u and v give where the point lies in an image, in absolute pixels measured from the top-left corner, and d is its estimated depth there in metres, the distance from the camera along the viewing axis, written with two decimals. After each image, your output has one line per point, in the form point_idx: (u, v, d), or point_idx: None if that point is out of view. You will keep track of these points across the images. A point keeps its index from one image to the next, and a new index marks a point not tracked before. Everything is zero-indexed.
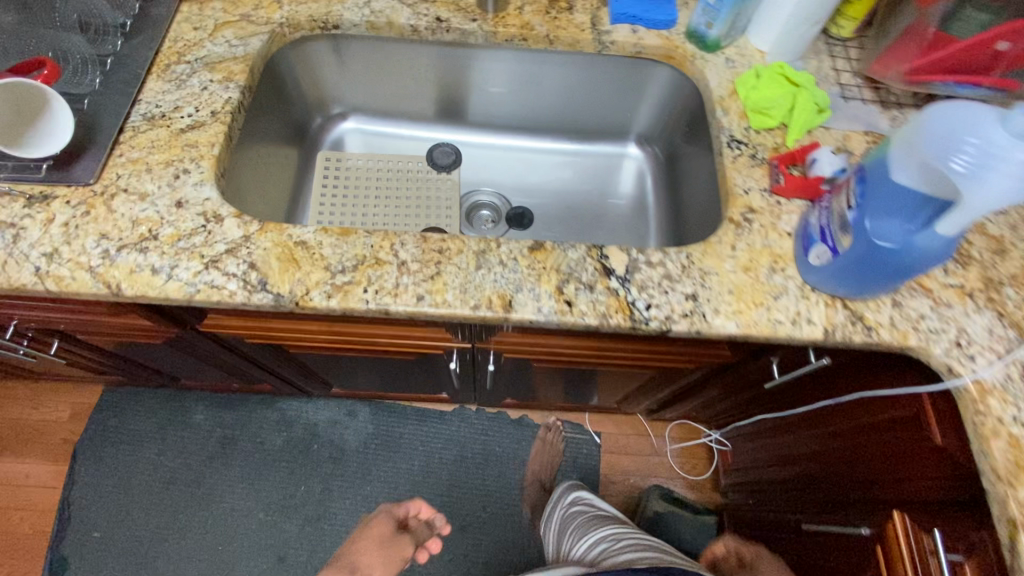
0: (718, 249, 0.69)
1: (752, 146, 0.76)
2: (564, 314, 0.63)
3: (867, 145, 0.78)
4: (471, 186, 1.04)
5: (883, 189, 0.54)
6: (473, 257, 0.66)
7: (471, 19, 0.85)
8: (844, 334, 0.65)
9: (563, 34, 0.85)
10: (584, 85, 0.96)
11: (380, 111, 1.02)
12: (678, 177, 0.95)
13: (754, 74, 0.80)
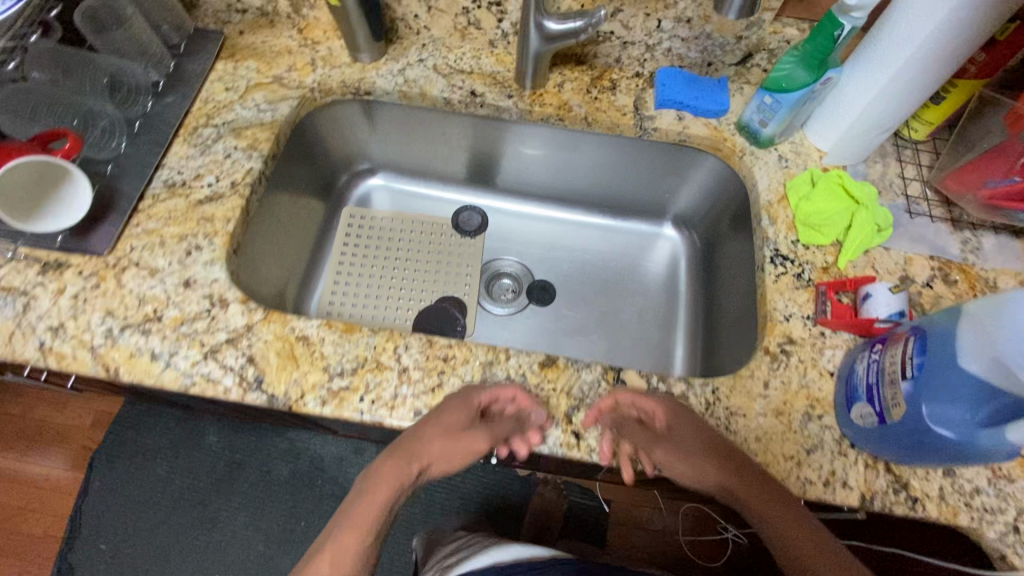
0: (749, 385, 0.62)
1: (799, 263, 0.69)
2: (569, 447, 0.58)
3: (931, 271, 0.70)
4: (495, 254, 0.99)
5: (945, 372, 0.47)
6: (479, 369, 0.62)
7: (507, 95, 0.81)
8: (886, 502, 0.57)
9: (602, 117, 0.80)
10: (622, 162, 0.90)
11: (410, 169, 1.00)
12: (715, 269, 0.88)
13: (809, 181, 0.73)
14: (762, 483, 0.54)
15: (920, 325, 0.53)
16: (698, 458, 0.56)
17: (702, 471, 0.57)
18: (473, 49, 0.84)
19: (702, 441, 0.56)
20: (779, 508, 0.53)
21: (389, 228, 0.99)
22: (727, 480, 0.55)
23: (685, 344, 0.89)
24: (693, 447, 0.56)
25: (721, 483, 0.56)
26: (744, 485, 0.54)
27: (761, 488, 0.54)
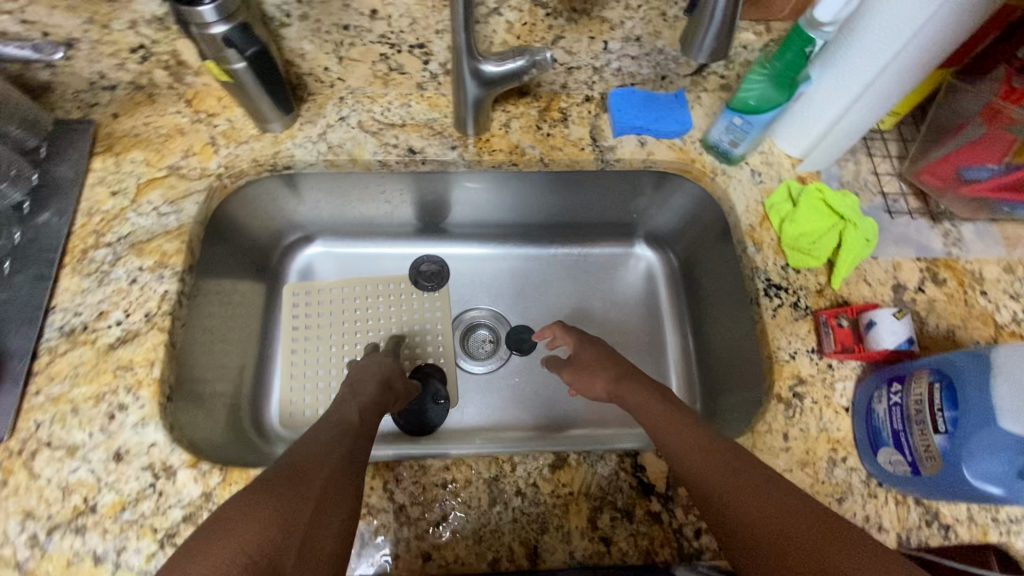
0: (768, 439, 0.59)
1: (793, 291, 0.66)
2: (601, 558, 0.53)
3: (921, 274, 0.67)
4: (463, 307, 0.91)
5: (985, 432, 0.44)
6: (486, 487, 0.55)
7: (449, 145, 0.72)
8: (922, 538, 0.55)
9: (559, 155, 0.72)
10: (582, 191, 0.83)
11: (351, 230, 0.89)
12: (698, 289, 0.83)
13: (789, 199, 0.69)
14: (624, 372, 0.65)
15: (943, 368, 0.50)
16: (591, 378, 0.68)
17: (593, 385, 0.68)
18: (400, 97, 0.73)
19: (601, 354, 0.70)
20: (632, 386, 0.62)
21: (340, 299, 0.89)
22: (610, 387, 0.65)
23: (680, 372, 0.85)
24: (587, 360, 0.69)
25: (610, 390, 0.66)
26: (624, 386, 0.63)
27: (636, 387, 0.62)
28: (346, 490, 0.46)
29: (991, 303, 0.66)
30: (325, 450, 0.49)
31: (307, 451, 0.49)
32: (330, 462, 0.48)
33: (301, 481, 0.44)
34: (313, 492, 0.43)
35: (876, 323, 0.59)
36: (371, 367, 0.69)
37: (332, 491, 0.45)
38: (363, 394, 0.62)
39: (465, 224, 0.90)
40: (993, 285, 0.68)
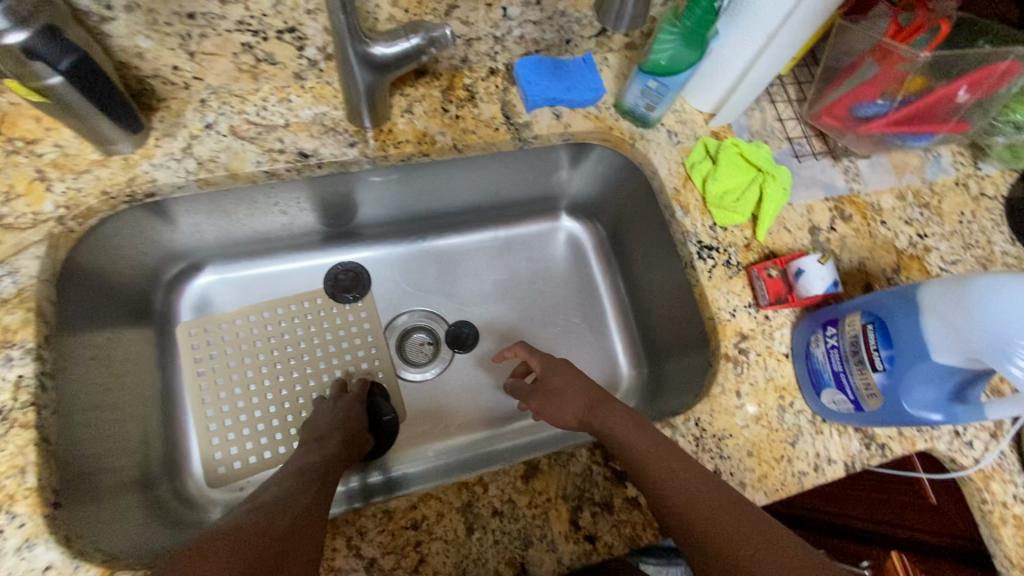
0: (724, 400, 0.60)
1: (724, 250, 0.66)
2: (588, 556, 0.52)
3: (831, 213, 0.71)
4: (392, 313, 0.84)
5: (919, 366, 0.48)
6: (460, 516, 0.52)
7: (345, 142, 0.62)
8: (864, 460, 0.60)
9: (473, 138, 0.65)
10: (500, 172, 0.77)
11: (246, 249, 0.77)
12: (629, 256, 0.83)
13: (708, 159, 0.69)
14: (599, 396, 0.59)
15: (877, 309, 0.53)
16: (562, 407, 0.60)
17: (564, 413, 0.60)
18: (276, 91, 0.63)
19: (572, 379, 0.62)
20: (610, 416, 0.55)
21: (248, 330, 0.78)
22: (582, 417, 0.58)
23: (623, 340, 0.85)
24: (560, 382, 0.62)
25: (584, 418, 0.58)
26: (603, 416, 0.56)
27: (620, 412, 0.55)
28: (314, 528, 0.46)
29: (890, 230, 0.72)
30: (295, 492, 0.49)
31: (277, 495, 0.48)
32: (299, 504, 0.47)
33: (269, 518, 0.44)
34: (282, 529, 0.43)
35: (803, 272, 0.61)
36: (334, 422, 0.64)
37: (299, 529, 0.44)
38: (327, 447, 0.59)
39: (377, 223, 0.82)
40: (889, 214, 0.73)
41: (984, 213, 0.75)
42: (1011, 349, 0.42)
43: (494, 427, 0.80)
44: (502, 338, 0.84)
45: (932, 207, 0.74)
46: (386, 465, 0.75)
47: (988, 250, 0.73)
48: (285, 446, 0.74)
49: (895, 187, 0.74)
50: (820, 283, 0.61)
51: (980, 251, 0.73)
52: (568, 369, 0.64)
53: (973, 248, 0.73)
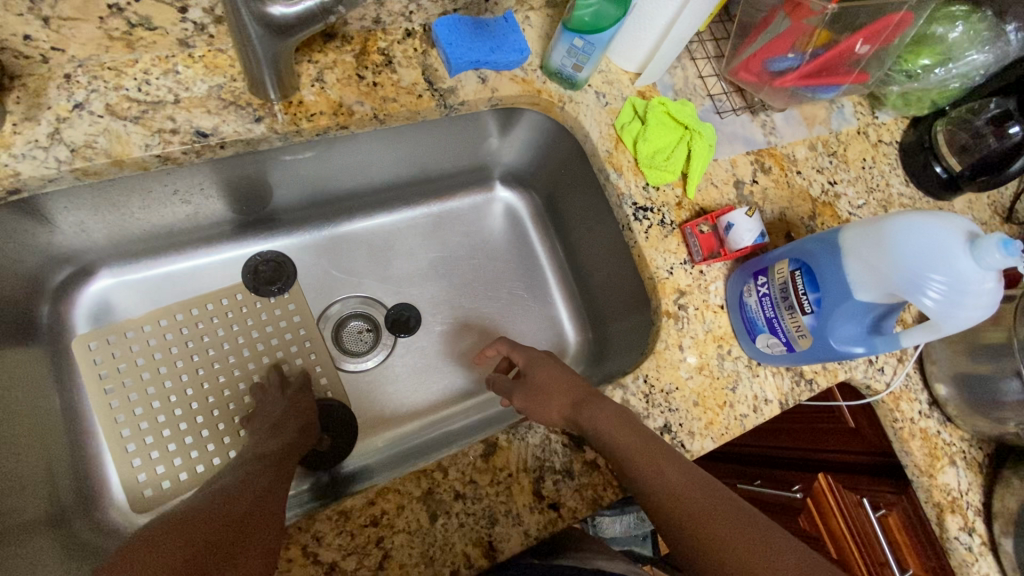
0: (669, 355, 0.62)
1: (657, 209, 0.67)
2: (554, 525, 0.52)
3: (753, 166, 0.74)
4: (325, 303, 0.79)
5: (843, 305, 0.51)
6: (422, 505, 0.50)
7: (250, 117, 0.56)
8: (796, 396, 0.65)
9: (394, 107, 0.61)
10: (427, 144, 0.73)
11: (146, 246, 0.69)
12: (565, 223, 0.83)
13: (638, 120, 0.68)
14: (584, 395, 0.56)
15: (802, 255, 0.56)
16: (547, 403, 0.57)
17: (546, 410, 0.56)
18: (159, 61, 0.55)
19: (559, 380, 0.60)
20: (599, 411, 0.54)
21: (162, 336, 0.70)
22: (567, 416, 0.56)
23: (565, 306, 0.85)
24: (549, 382, 0.60)
25: (569, 417, 0.55)
26: (591, 411, 0.54)
27: (606, 414, 0.53)
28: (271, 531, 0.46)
29: (804, 179, 0.76)
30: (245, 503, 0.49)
31: (225, 495, 0.50)
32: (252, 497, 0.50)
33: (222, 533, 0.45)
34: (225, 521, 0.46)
35: (732, 225, 0.64)
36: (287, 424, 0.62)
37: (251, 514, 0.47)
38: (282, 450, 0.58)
39: (297, 206, 0.75)
40: (803, 164, 0.77)
41: (881, 157, 0.82)
42: (923, 281, 0.46)
43: (437, 410, 0.78)
44: (444, 318, 0.82)
45: (839, 155, 0.79)
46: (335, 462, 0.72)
47: (887, 193, 0.79)
48: (220, 456, 0.68)
49: (806, 138, 0.78)
50: (748, 236, 0.63)
51: (880, 194, 0.79)
52: (556, 373, 0.62)
53: (874, 191, 0.79)
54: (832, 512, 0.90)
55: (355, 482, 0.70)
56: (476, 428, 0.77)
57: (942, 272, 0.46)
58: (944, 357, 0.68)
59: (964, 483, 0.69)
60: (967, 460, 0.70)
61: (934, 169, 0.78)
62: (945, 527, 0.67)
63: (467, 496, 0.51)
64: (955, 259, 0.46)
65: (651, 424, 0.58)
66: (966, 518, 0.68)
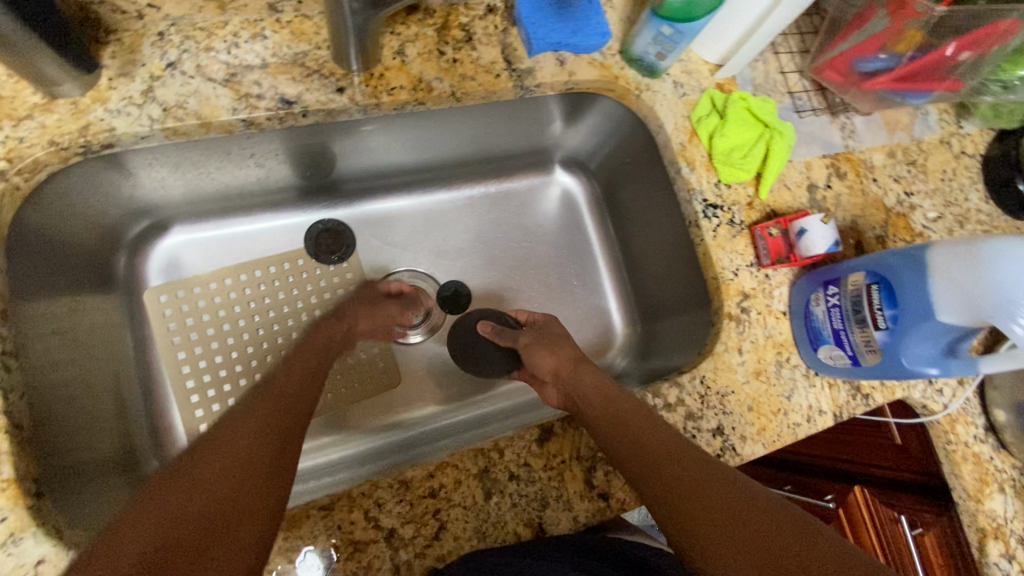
0: (726, 358, 0.61)
1: (728, 208, 0.66)
2: (602, 513, 0.53)
3: (828, 171, 0.71)
4: (379, 271, 0.80)
5: (922, 325, 0.50)
6: (478, 482, 0.51)
7: (332, 86, 0.56)
8: (850, 409, 0.64)
9: (472, 85, 0.60)
10: (491, 123, 0.73)
11: (216, 206, 0.70)
12: (624, 213, 0.82)
13: (715, 114, 0.66)
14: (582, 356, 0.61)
15: (881, 269, 0.54)
16: (544, 354, 0.62)
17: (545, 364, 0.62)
18: (248, 24, 0.55)
19: (562, 335, 0.66)
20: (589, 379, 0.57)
21: (225, 295, 0.72)
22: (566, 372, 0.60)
23: (614, 297, 0.85)
24: (552, 333, 0.66)
25: (556, 373, 0.61)
26: (574, 375, 0.58)
27: (591, 373, 0.58)
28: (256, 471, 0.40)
29: (880, 188, 0.73)
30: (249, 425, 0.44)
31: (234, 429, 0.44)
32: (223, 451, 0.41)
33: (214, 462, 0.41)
34: (195, 518, 0.36)
35: (806, 230, 0.62)
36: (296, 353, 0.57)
37: (239, 504, 0.38)
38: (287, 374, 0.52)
39: (359, 175, 0.76)
40: (880, 171, 0.74)
41: (962, 169, 0.78)
42: (1014, 310, 0.45)
43: (479, 390, 0.79)
44: (494, 299, 0.83)
45: (918, 165, 0.76)
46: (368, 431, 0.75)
47: (965, 209, 0.76)
48: None
49: (886, 144, 0.75)
50: (820, 242, 0.62)
51: (957, 209, 0.76)
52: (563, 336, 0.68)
53: (951, 205, 0.76)
54: (864, 525, 0.89)
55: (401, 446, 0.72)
56: (520, 409, 0.77)
57: None
58: (1008, 383, 0.66)
59: (1013, 512, 0.67)
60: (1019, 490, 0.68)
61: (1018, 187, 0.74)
62: (986, 552, 0.66)
63: (522, 479, 0.52)
64: None
65: (703, 424, 0.59)
66: (1010, 546, 0.66)
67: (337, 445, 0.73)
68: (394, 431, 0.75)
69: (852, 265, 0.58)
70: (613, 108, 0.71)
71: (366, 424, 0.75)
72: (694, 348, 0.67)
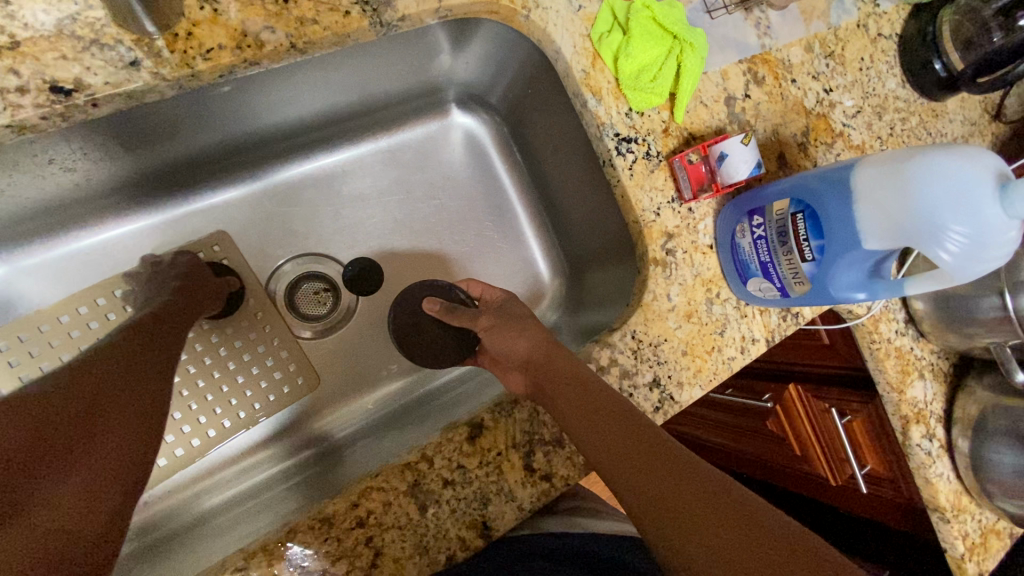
0: (655, 305, 0.58)
1: (643, 139, 0.59)
2: (547, 495, 0.51)
3: (745, 79, 0.65)
4: (269, 265, 0.71)
5: (849, 252, 0.47)
6: (409, 498, 0.47)
7: (123, 58, 0.43)
8: (783, 332, 0.63)
9: (316, 31, 0.48)
10: (362, 66, 0.61)
11: (43, 223, 0.58)
12: (536, 151, 0.73)
13: (619, 30, 0.57)
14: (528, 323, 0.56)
15: (806, 195, 0.50)
16: (514, 336, 0.55)
17: (512, 342, 0.55)
18: None
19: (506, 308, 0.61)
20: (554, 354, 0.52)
21: (84, 326, 0.60)
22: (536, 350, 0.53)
23: (538, 246, 0.79)
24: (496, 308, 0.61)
25: (526, 360, 0.53)
26: (547, 362, 0.51)
27: (563, 360, 0.51)
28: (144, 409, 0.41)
29: (799, 89, 0.67)
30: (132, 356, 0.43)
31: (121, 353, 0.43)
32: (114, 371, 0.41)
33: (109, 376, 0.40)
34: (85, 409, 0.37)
35: (726, 154, 0.56)
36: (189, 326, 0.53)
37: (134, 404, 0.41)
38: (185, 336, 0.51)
39: (214, 150, 0.64)
40: (798, 69, 0.68)
41: (881, 53, 0.73)
42: (941, 233, 0.42)
43: (407, 373, 0.74)
44: (408, 268, 0.75)
45: (837, 55, 0.70)
46: (294, 440, 0.70)
47: (882, 97, 0.72)
48: (183, 447, 0.63)
49: (803, 37, 0.69)
50: (741, 166, 0.56)
51: (876, 99, 0.72)
52: (502, 301, 0.62)
53: (870, 96, 0.71)
54: (799, 416, 0.94)
55: (322, 455, 0.68)
56: (449, 391, 0.74)
57: (964, 223, 0.41)
58: None
59: (930, 394, 0.71)
60: (934, 372, 0.72)
61: (934, 67, 0.70)
62: (909, 436, 0.71)
63: (458, 483, 0.49)
64: (983, 207, 0.41)
65: (639, 379, 0.56)
66: (928, 426, 0.71)
67: (249, 469, 0.68)
68: (314, 441, 0.71)
69: (776, 187, 0.54)
70: (498, 34, 0.60)
71: (282, 440, 0.70)
72: (623, 299, 0.63)
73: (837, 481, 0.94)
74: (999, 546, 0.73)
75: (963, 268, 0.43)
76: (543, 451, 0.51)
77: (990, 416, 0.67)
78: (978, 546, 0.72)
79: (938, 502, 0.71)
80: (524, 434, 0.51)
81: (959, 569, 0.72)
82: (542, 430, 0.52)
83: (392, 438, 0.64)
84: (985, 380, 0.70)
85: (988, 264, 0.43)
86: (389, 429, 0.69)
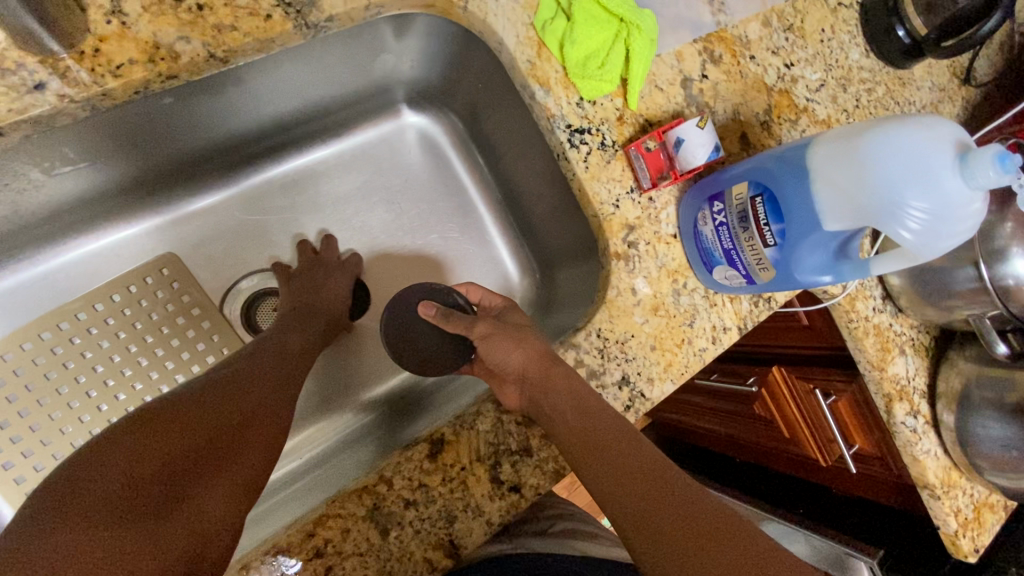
0: (619, 301, 0.56)
1: (597, 129, 0.57)
2: (517, 507, 0.49)
3: (702, 59, 0.62)
4: (228, 283, 0.69)
5: (810, 235, 0.45)
6: (369, 523, 0.45)
7: (26, 82, 0.40)
8: (755, 318, 0.60)
9: (235, 38, 0.45)
10: (302, 71, 0.58)
11: None
12: (493, 147, 0.70)
13: (563, 17, 0.55)
14: (488, 327, 0.54)
15: (764, 178, 0.48)
16: (509, 348, 0.52)
17: (505, 353, 0.52)
18: None
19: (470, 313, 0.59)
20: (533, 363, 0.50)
21: (30, 362, 0.57)
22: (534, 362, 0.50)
23: (504, 245, 0.76)
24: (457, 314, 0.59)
25: (522, 373, 0.50)
26: (543, 377, 0.48)
27: (563, 380, 0.48)
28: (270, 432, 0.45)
29: (759, 66, 0.65)
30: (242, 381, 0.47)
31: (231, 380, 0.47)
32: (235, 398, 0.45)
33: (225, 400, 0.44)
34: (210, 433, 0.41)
35: (684, 138, 0.53)
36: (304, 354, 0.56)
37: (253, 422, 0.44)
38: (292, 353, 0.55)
39: (155, 170, 0.62)
40: (756, 45, 0.65)
41: (843, 23, 0.71)
42: (901, 211, 0.40)
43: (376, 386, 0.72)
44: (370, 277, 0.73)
45: (797, 28, 0.68)
46: None
47: (846, 68, 0.70)
48: None
49: (760, 11, 0.66)
50: (699, 150, 0.53)
51: (839, 71, 0.70)
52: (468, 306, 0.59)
53: (833, 68, 0.69)
54: (785, 399, 0.93)
55: (291, 477, 0.65)
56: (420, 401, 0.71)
57: (924, 199, 0.39)
58: None
59: (912, 370, 0.70)
60: (916, 347, 0.70)
61: (897, 34, 0.68)
62: (893, 414, 0.69)
63: (419, 503, 0.47)
64: (942, 180, 0.39)
65: (608, 379, 0.54)
66: (912, 403, 0.69)
67: None
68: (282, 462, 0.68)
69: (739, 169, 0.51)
70: (438, 29, 0.58)
71: None
72: (590, 296, 0.61)
73: (827, 462, 0.93)
74: (992, 519, 0.72)
75: (926, 245, 0.42)
76: (509, 463, 0.49)
77: (973, 388, 0.66)
78: (970, 520, 0.71)
79: (926, 478, 0.70)
80: (489, 445, 0.49)
81: (952, 545, 0.70)
82: (507, 441, 0.50)
83: (359, 454, 0.62)
84: (966, 352, 0.68)
85: (951, 241, 0.42)
86: (359, 445, 0.66)
